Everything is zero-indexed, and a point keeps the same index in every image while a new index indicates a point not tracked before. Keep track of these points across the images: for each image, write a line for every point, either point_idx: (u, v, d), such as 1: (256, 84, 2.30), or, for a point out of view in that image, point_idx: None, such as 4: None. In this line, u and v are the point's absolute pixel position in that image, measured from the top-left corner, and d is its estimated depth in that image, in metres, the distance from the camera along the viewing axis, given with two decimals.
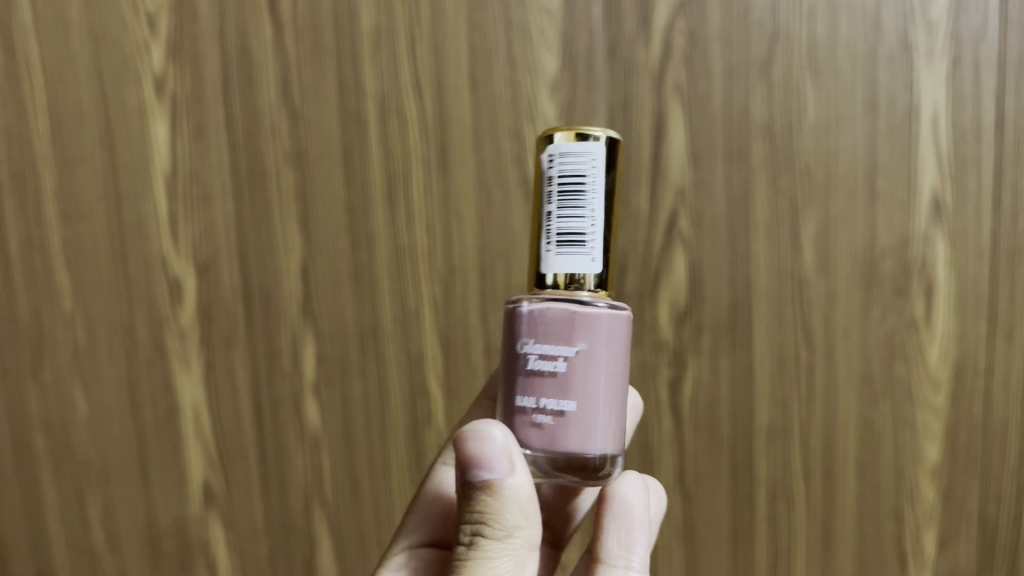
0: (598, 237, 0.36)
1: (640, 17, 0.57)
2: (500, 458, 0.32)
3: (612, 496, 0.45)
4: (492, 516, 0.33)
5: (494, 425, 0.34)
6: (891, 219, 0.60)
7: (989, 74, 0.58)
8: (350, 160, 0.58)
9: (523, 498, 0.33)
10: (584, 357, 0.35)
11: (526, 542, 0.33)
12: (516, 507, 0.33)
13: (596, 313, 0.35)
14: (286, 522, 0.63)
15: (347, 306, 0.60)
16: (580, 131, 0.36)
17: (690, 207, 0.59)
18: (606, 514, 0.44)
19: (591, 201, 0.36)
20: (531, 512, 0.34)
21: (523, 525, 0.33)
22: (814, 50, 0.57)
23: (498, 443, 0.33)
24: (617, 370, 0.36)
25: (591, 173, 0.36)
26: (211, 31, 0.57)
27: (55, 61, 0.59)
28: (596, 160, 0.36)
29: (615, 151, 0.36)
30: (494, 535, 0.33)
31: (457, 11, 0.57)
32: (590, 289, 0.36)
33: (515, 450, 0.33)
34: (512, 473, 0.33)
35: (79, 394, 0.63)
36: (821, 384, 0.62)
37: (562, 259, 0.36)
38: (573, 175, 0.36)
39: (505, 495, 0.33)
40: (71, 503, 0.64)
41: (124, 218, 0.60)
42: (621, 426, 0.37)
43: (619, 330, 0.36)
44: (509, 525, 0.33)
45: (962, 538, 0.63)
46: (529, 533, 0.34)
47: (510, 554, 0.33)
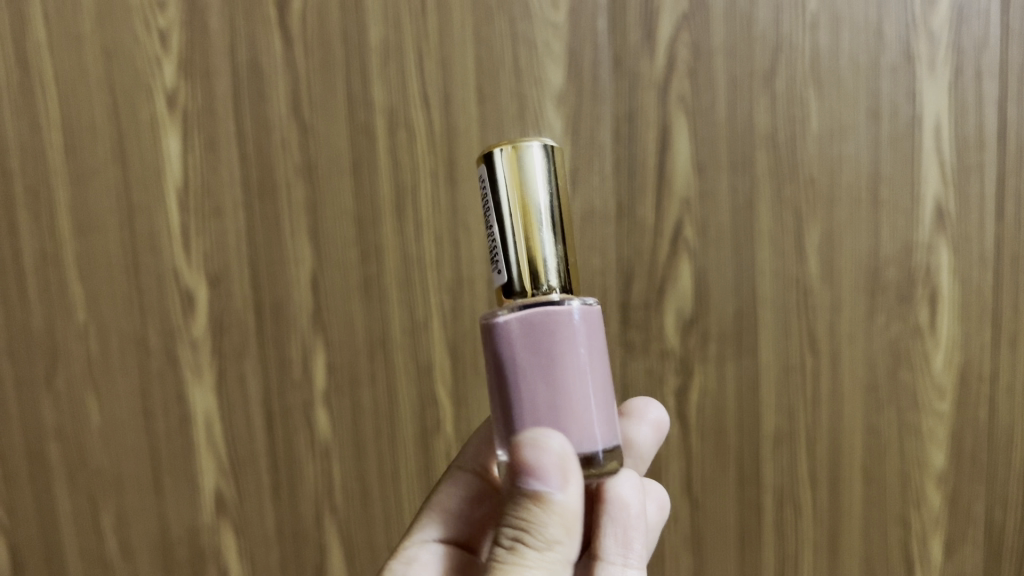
0: (522, 245, 0.36)
1: (645, 31, 0.58)
2: (554, 471, 0.32)
3: (605, 498, 0.38)
4: (535, 526, 0.33)
5: (555, 434, 0.33)
6: (895, 228, 0.60)
7: (990, 84, 0.59)
8: (359, 173, 0.59)
9: (570, 517, 0.33)
10: (546, 362, 0.34)
11: (564, 558, 0.33)
12: (561, 524, 0.33)
13: (548, 313, 0.34)
14: (298, 530, 0.64)
15: (357, 317, 0.61)
16: (508, 144, 0.36)
17: (695, 217, 0.60)
18: (600, 515, 0.39)
19: (509, 212, 0.36)
20: (574, 530, 0.33)
21: (564, 541, 0.33)
22: (817, 61, 0.58)
23: (553, 453, 0.32)
24: (588, 367, 0.35)
25: (510, 185, 0.36)
26: (222, 47, 0.58)
27: (67, 76, 0.59)
28: (510, 172, 0.36)
29: (536, 157, 0.36)
30: (533, 545, 0.32)
31: (465, 26, 0.57)
32: (556, 290, 0.36)
33: (572, 465, 0.33)
34: (564, 488, 0.32)
35: (92, 405, 0.63)
36: (827, 392, 0.62)
37: (501, 270, 0.37)
38: (505, 186, 0.36)
39: (552, 508, 0.32)
40: (85, 512, 0.65)
41: (137, 231, 0.61)
42: (611, 420, 0.35)
43: (547, 327, 0.34)
44: (551, 539, 0.33)
45: (968, 542, 0.64)
46: (568, 550, 0.33)
47: (545, 566, 0.32)
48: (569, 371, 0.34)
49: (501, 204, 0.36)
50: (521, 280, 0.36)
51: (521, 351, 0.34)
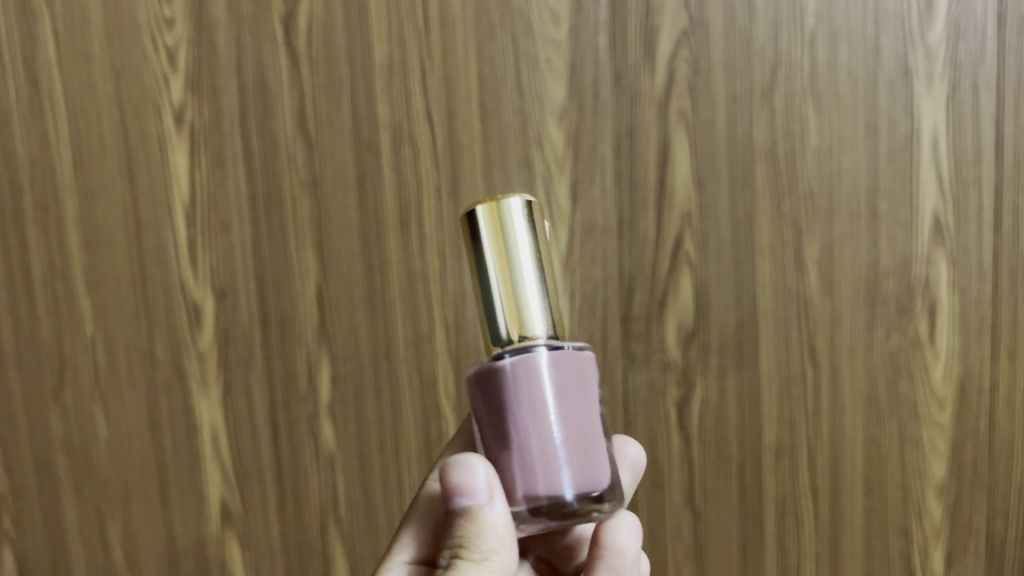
0: (508, 296, 0.37)
1: (645, 47, 0.58)
2: (479, 483, 0.34)
3: (603, 544, 0.43)
4: (469, 539, 0.34)
5: (476, 457, 0.35)
6: (893, 241, 0.61)
7: (988, 98, 0.59)
8: (365, 188, 0.60)
9: (502, 525, 0.34)
10: (521, 407, 0.35)
11: (502, 569, 0.34)
12: (493, 534, 0.34)
13: (523, 361, 0.35)
14: (302, 541, 0.64)
15: (361, 330, 0.62)
16: (488, 202, 0.38)
17: (695, 231, 0.60)
18: (598, 556, 0.43)
19: (495, 266, 0.37)
20: (508, 539, 0.35)
21: (499, 551, 0.34)
22: (815, 76, 0.59)
23: (476, 470, 0.34)
24: (523, 420, 0.35)
25: (491, 241, 0.37)
26: (229, 64, 0.59)
27: (77, 94, 0.60)
28: (491, 229, 0.37)
29: (511, 213, 0.37)
30: (469, 559, 0.34)
31: (467, 43, 0.58)
32: (543, 335, 0.37)
33: (494, 480, 0.35)
34: (490, 501, 0.34)
35: (99, 418, 0.64)
36: (828, 403, 0.63)
37: (490, 322, 0.38)
38: (489, 241, 0.37)
39: (481, 522, 0.34)
40: (92, 524, 0.65)
41: (145, 246, 0.61)
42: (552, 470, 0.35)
43: (520, 373, 0.35)
44: (485, 549, 0.34)
45: (969, 553, 0.64)
46: (505, 559, 0.34)
47: None
48: (540, 415, 0.35)
49: (485, 258, 0.37)
50: (510, 327, 0.37)
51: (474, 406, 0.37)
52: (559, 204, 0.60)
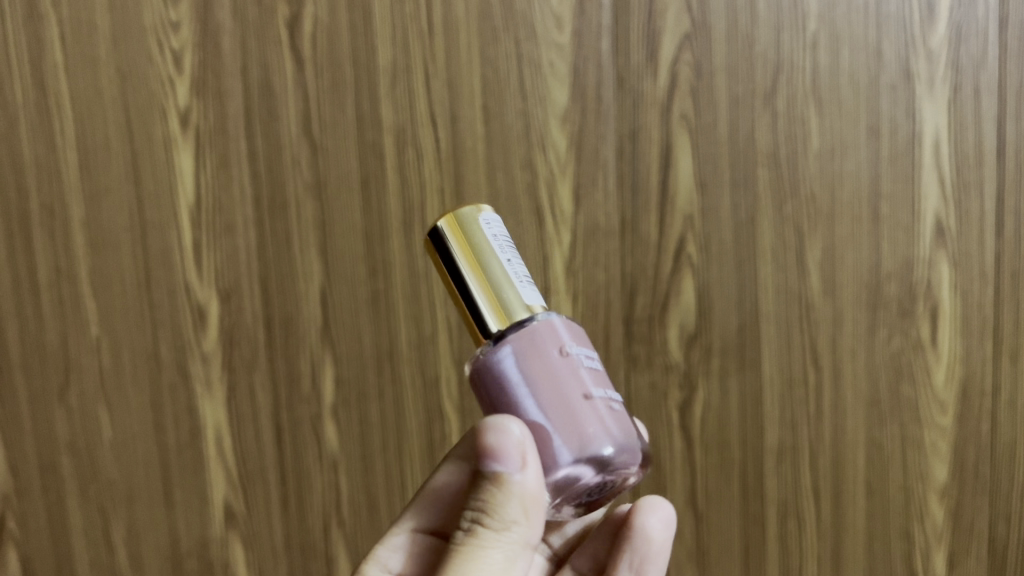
0: (495, 286, 0.35)
1: (648, 51, 0.59)
2: (515, 455, 0.31)
3: (635, 526, 0.41)
4: (494, 507, 0.31)
5: (512, 421, 0.32)
6: (895, 244, 0.61)
7: (989, 101, 0.60)
8: (368, 191, 0.60)
9: (530, 498, 0.31)
10: (553, 365, 0.34)
11: (522, 539, 0.32)
12: (519, 505, 0.31)
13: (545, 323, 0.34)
14: (306, 542, 0.65)
15: (365, 331, 0.62)
16: (447, 213, 0.36)
17: (698, 233, 0.60)
18: (626, 537, 0.41)
19: (474, 264, 0.35)
20: (533, 511, 0.32)
21: (522, 521, 0.31)
22: (818, 80, 0.59)
23: (514, 436, 0.31)
24: (548, 380, 0.33)
25: (462, 244, 0.35)
26: (234, 67, 0.59)
27: (84, 97, 0.61)
28: (459, 233, 0.36)
29: (474, 215, 0.36)
30: (488, 526, 0.31)
31: (471, 47, 0.59)
32: (536, 312, 0.35)
33: (531, 450, 0.31)
34: (523, 470, 0.31)
35: (104, 419, 0.64)
36: (830, 406, 0.63)
37: (480, 321, 0.35)
38: (460, 245, 0.35)
39: (509, 491, 0.31)
40: (96, 525, 0.66)
41: (150, 248, 0.62)
42: (589, 428, 0.33)
43: (546, 333, 0.34)
44: (507, 518, 0.31)
45: (971, 555, 0.65)
46: (527, 531, 0.32)
47: (503, 547, 0.31)
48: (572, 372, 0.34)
49: (458, 264, 0.35)
50: (502, 316, 0.34)
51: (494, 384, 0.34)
52: (561, 206, 0.60)
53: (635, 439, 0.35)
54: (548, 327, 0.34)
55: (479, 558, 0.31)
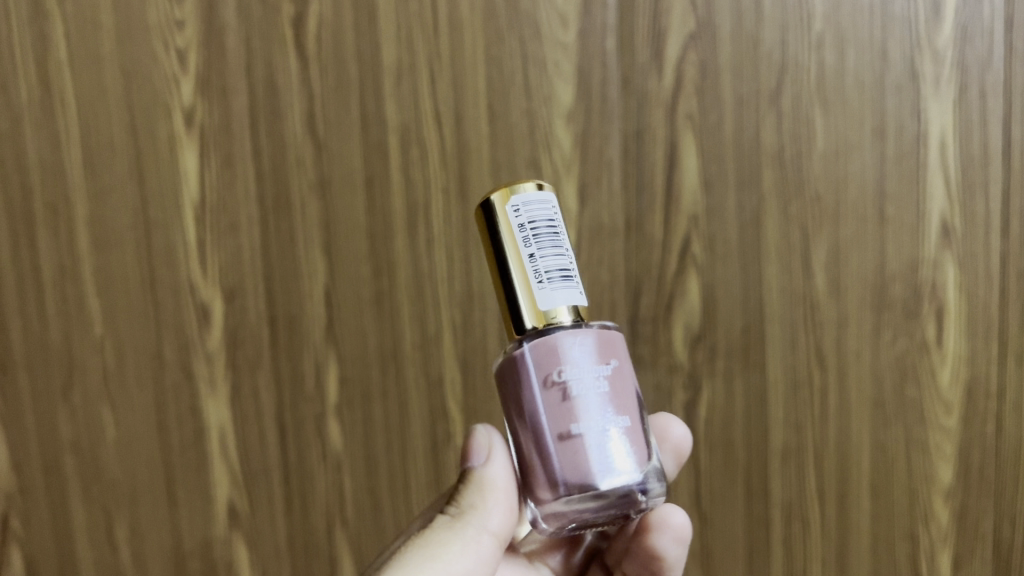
0: (536, 279, 0.35)
1: (653, 50, 0.59)
2: (480, 446, 0.37)
3: (649, 543, 0.41)
4: (459, 493, 0.37)
5: (492, 435, 0.38)
6: (901, 245, 0.61)
7: (995, 101, 0.60)
8: (373, 190, 0.60)
9: (490, 490, 0.36)
10: (562, 387, 0.34)
11: (479, 527, 0.36)
12: (478, 493, 0.36)
13: (565, 339, 0.34)
14: (309, 543, 0.64)
15: (369, 331, 0.62)
16: (504, 190, 0.36)
17: (703, 233, 0.60)
18: (640, 553, 0.42)
19: (523, 250, 0.35)
20: (492, 505, 0.36)
21: (479, 510, 0.36)
22: (823, 80, 0.59)
23: (483, 437, 0.37)
24: (555, 400, 0.34)
25: (515, 228, 0.36)
26: (238, 66, 0.59)
27: (88, 95, 0.60)
28: (515, 215, 0.36)
29: (528, 200, 0.36)
30: (451, 511, 0.37)
31: (475, 46, 0.59)
32: (570, 316, 0.35)
33: (498, 451, 0.37)
34: (486, 465, 0.37)
35: (107, 418, 0.64)
36: (835, 407, 0.63)
37: (514, 311, 0.35)
38: (510, 230, 0.36)
39: (472, 480, 0.37)
40: (100, 524, 0.66)
41: (154, 247, 0.62)
42: (572, 465, 0.33)
43: (562, 351, 0.34)
44: (467, 504, 0.36)
45: (976, 558, 0.64)
46: (484, 518, 0.36)
47: (457, 531, 0.35)
48: (584, 396, 0.34)
49: (504, 248, 0.36)
50: (536, 312, 0.35)
51: (511, 395, 0.35)
52: (566, 206, 0.60)
53: (631, 475, 0.34)
54: (544, 350, 0.34)
55: (436, 534, 0.36)
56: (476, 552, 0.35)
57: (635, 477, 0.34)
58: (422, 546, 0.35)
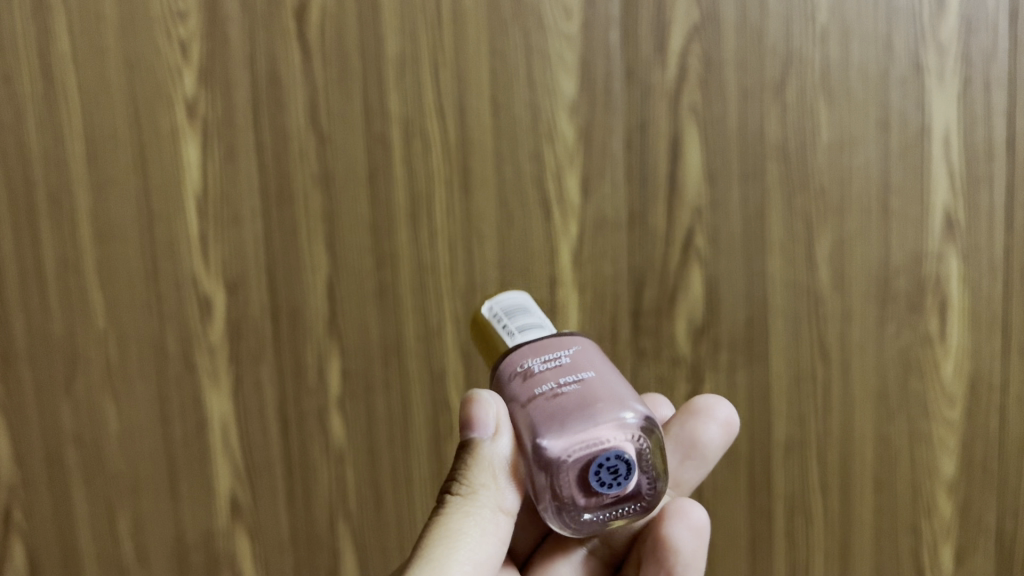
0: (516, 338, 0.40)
1: (657, 42, 0.58)
2: (488, 421, 0.36)
3: (664, 532, 0.39)
4: (467, 473, 0.36)
5: (496, 406, 0.37)
6: (905, 238, 0.61)
7: (1000, 94, 0.59)
8: (376, 182, 0.60)
9: (497, 468, 0.37)
10: (532, 367, 0.38)
11: (493, 507, 0.36)
12: (488, 471, 0.36)
13: (531, 342, 0.40)
14: (311, 535, 0.64)
15: (372, 323, 0.62)
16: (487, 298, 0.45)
17: (706, 226, 0.60)
18: (653, 545, 0.40)
19: (504, 326, 0.42)
20: (502, 478, 0.37)
21: (492, 489, 0.36)
22: (828, 72, 0.59)
23: (487, 404, 0.37)
24: (529, 377, 0.37)
25: (497, 315, 0.43)
26: (241, 57, 0.59)
27: (91, 87, 0.60)
28: (495, 307, 0.43)
29: (506, 296, 0.44)
30: (460, 492, 0.36)
31: (479, 38, 0.59)
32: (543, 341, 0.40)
33: (505, 420, 0.37)
34: (495, 439, 0.37)
35: (110, 410, 0.64)
36: (838, 400, 0.63)
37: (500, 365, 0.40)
38: (491, 315, 0.43)
39: (481, 458, 0.36)
40: (101, 516, 0.66)
41: (156, 239, 0.62)
42: (543, 417, 0.35)
43: (529, 348, 0.39)
44: (477, 486, 0.36)
45: (979, 551, 0.64)
46: (496, 498, 0.36)
47: (472, 512, 0.36)
48: (554, 367, 0.37)
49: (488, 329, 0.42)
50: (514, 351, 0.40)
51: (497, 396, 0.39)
52: (569, 199, 0.60)
53: (604, 418, 0.35)
54: (512, 356, 0.39)
55: (454, 523, 0.35)
56: (496, 532, 0.36)
57: (608, 419, 0.35)
58: (445, 537, 0.35)
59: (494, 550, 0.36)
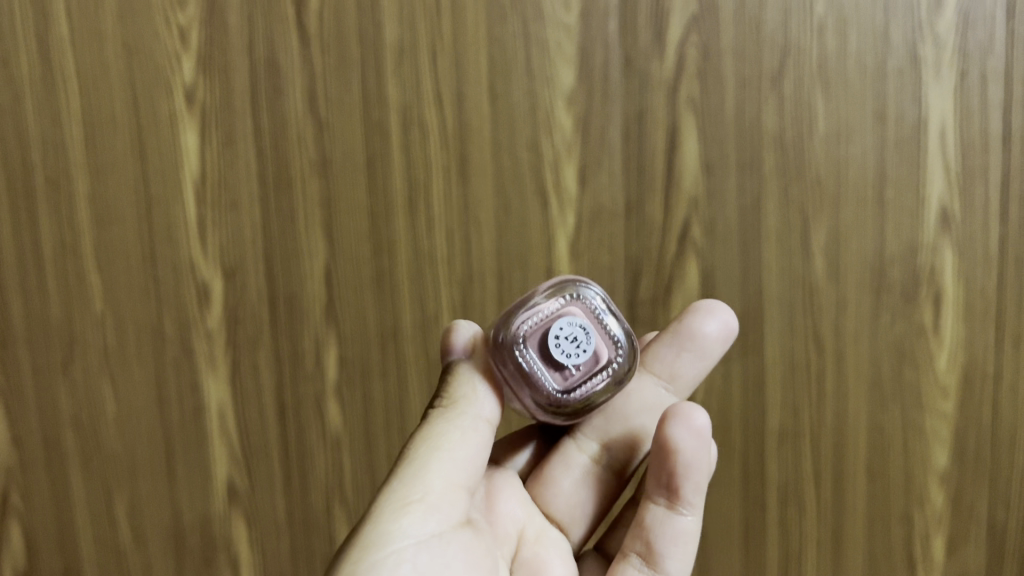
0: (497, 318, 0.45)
1: (655, 32, 0.59)
2: (462, 338, 0.40)
3: (665, 437, 0.40)
4: (450, 386, 0.39)
5: (470, 333, 0.40)
6: (900, 228, 0.61)
7: (996, 86, 0.59)
8: (374, 170, 0.60)
9: (477, 375, 0.39)
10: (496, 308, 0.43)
11: (474, 415, 0.37)
12: (470, 381, 0.38)
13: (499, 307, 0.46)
14: (308, 521, 0.65)
15: (370, 311, 0.62)
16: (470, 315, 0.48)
17: (703, 216, 0.61)
18: (657, 453, 0.40)
19: None
20: (481, 388, 0.38)
21: (471, 398, 0.38)
22: (826, 62, 0.59)
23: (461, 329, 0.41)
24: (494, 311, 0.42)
25: None
26: (240, 44, 0.59)
27: (89, 72, 0.60)
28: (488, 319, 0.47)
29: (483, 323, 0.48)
30: (442, 403, 0.38)
31: (478, 26, 0.59)
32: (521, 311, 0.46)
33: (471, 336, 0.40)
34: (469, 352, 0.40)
35: (107, 394, 0.64)
36: (832, 390, 0.63)
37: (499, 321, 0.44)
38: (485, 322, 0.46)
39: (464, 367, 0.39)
40: (99, 499, 0.66)
41: (154, 224, 0.62)
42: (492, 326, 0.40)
43: None
44: (460, 396, 0.38)
45: (971, 542, 0.65)
46: (477, 407, 0.38)
47: (452, 420, 0.37)
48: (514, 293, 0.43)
49: None
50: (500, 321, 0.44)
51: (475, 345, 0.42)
52: (567, 188, 0.60)
53: (542, 299, 0.40)
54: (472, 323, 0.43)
55: (436, 429, 0.37)
56: (476, 440, 0.37)
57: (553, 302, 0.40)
58: (425, 442, 0.36)
59: (476, 456, 0.37)
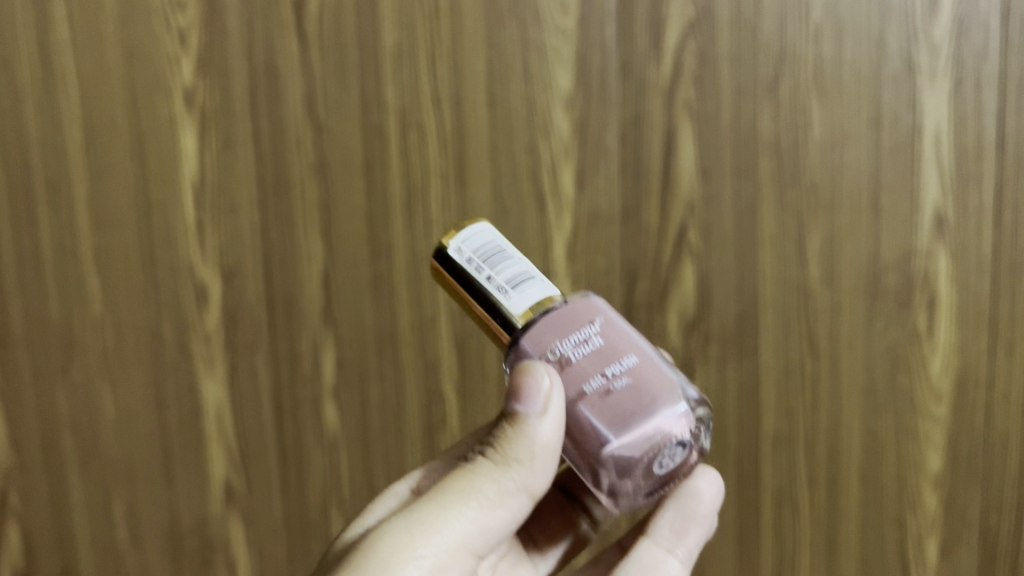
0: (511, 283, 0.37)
1: (652, 38, 0.59)
2: (536, 399, 0.35)
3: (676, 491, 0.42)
4: (505, 442, 0.36)
5: (548, 393, 0.35)
6: (894, 234, 0.61)
7: (990, 93, 0.60)
8: (372, 173, 0.61)
9: (546, 445, 0.36)
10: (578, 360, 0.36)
11: (518, 486, 0.36)
12: (528, 445, 0.36)
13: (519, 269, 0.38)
14: (305, 523, 0.65)
15: (367, 314, 0.62)
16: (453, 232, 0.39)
17: (699, 221, 0.61)
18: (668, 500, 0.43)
19: (490, 272, 0.38)
20: (539, 460, 0.36)
21: (524, 468, 0.36)
22: (821, 69, 0.59)
23: (542, 385, 0.35)
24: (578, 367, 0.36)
25: (487, 270, 0.38)
26: (240, 47, 0.60)
27: (90, 75, 0.61)
28: (487, 245, 0.39)
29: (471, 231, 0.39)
30: (493, 457, 0.36)
31: (476, 31, 0.59)
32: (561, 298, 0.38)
33: (558, 401, 0.35)
34: (540, 417, 0.35)
35: (106, 396, 0.65)
36: (826, 394, 0.63)
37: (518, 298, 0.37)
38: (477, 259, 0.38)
39: (526, 428, 0.35)
40: (97, 501, 0.66)
41: (153, 227, 0.62)
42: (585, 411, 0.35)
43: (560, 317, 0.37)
44: (515, 458, 0.36)
45: (963, 546, 0.65)
46: (526, 478, 0.36)
47: (495, 480, 0.36)
48: (606, 349, 0.36)
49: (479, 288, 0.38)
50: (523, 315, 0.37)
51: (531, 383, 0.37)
52: (564, 192, 0.61)
53: (662, 412, 0.35)
54: (531, 334, 0.37)
55: (475, 483, 0.36)
56: (508, 510, 0.36)
57: (667, 418, 0.35)
58: (458, 491, 0.35)
59: (506, 526, 0.36)
